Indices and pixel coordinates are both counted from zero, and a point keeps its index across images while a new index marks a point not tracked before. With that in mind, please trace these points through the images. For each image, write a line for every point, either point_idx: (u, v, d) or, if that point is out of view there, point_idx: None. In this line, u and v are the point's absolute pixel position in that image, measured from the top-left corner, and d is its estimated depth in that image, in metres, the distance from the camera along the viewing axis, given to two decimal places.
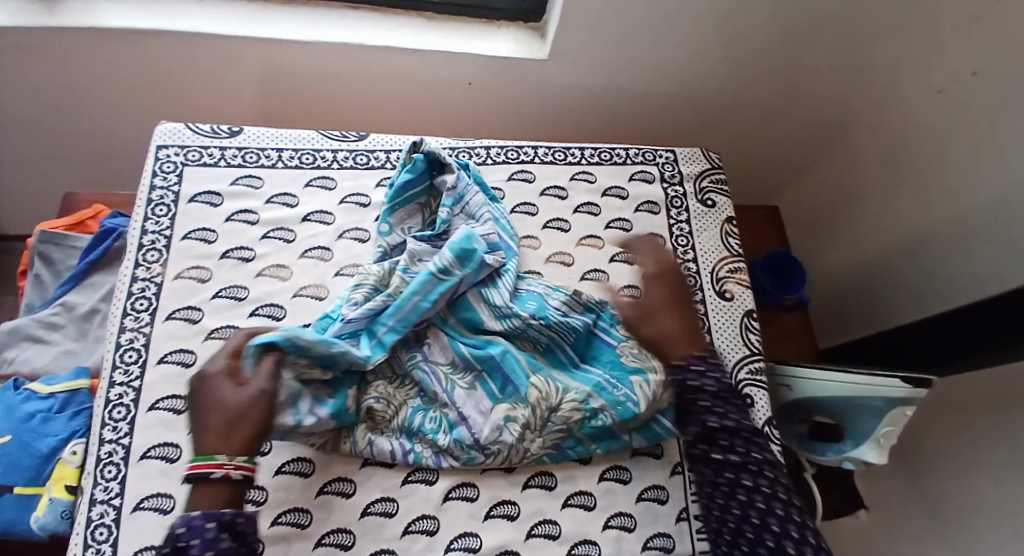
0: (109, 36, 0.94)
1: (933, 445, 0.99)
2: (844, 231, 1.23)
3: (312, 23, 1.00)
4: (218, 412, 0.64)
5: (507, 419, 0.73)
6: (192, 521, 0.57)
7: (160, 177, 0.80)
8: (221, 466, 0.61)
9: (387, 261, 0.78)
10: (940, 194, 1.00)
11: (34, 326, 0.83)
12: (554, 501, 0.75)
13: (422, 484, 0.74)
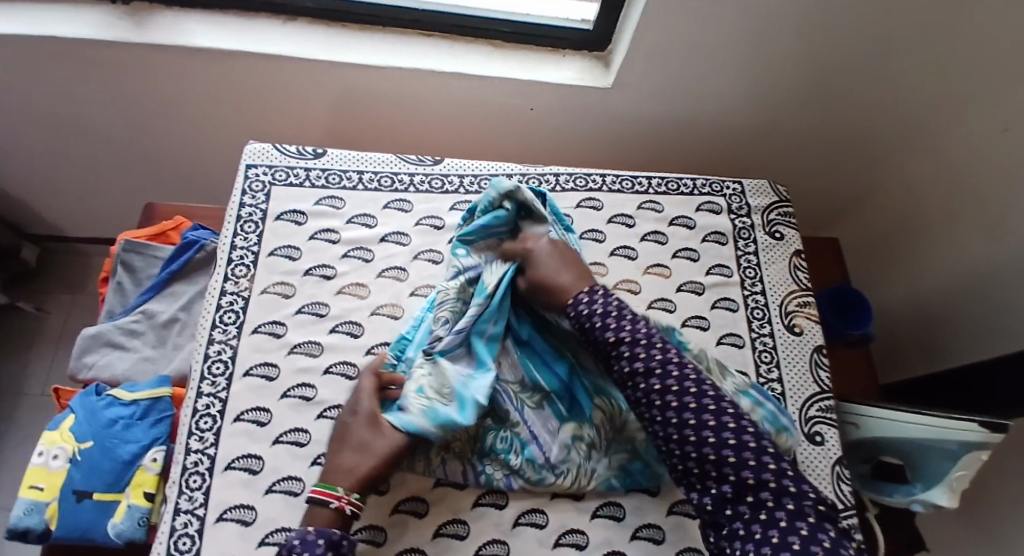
0: (192, 55, 0.97)
1: (1001, 492, 0.97)
2: (904, 268, 1.22)
3: (386, 46, 1.02)
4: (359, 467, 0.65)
5: (574, 439, 0.76)
6: (305, 536, 0.59)
7: (249, 195, 0.83)
8: (338, 496, 0.63)
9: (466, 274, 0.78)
10: (1010, 235, 0.98)
11: (115, 332, 0.85)
12: (622, 532, 0.75)
13: (492, 508, 0.74)
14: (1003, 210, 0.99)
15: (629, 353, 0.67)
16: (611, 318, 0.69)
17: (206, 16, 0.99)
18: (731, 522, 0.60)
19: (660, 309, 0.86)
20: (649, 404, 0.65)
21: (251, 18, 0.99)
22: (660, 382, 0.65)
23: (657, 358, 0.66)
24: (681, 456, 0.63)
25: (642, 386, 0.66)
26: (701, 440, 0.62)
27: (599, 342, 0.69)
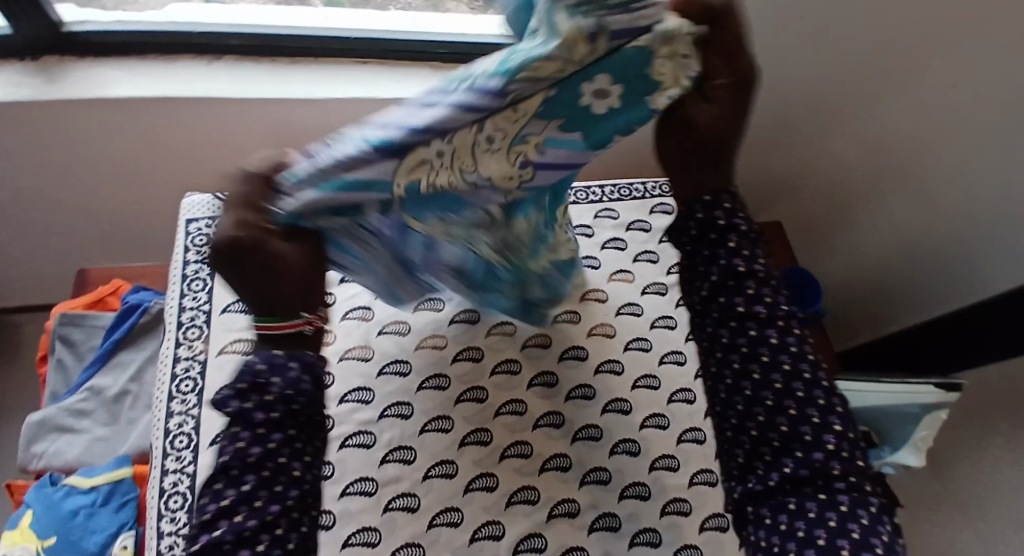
0: (115, 105, 0.91)
1: None
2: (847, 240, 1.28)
3: (323, 77, 0.99)
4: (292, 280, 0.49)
5: None
6: (272, 358, 0.48)
7: (193, 251, 0.80)
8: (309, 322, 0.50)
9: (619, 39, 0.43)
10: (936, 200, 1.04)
11: (62, 415, 0.79)
12: (621, 541, 0.76)
13: (490, 540, 0.73)
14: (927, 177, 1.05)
15: (756, 290, 0.54)
16: (748, 245, 0.55)
17: (127, 63, 0.94)
18: (785, 496, 0.53)
19: (628, 313, 0.91)
20: (751, 355, 0.54)
21: (176, 61, 0.95)
22: (779, 337, 0.54)
23: (782, 308, 0.55)
24: (761, 420, 0.53)
25: (747, 332, 0.54)
26: (802, 413, 0.52)
27: (720, 259, 0.55)
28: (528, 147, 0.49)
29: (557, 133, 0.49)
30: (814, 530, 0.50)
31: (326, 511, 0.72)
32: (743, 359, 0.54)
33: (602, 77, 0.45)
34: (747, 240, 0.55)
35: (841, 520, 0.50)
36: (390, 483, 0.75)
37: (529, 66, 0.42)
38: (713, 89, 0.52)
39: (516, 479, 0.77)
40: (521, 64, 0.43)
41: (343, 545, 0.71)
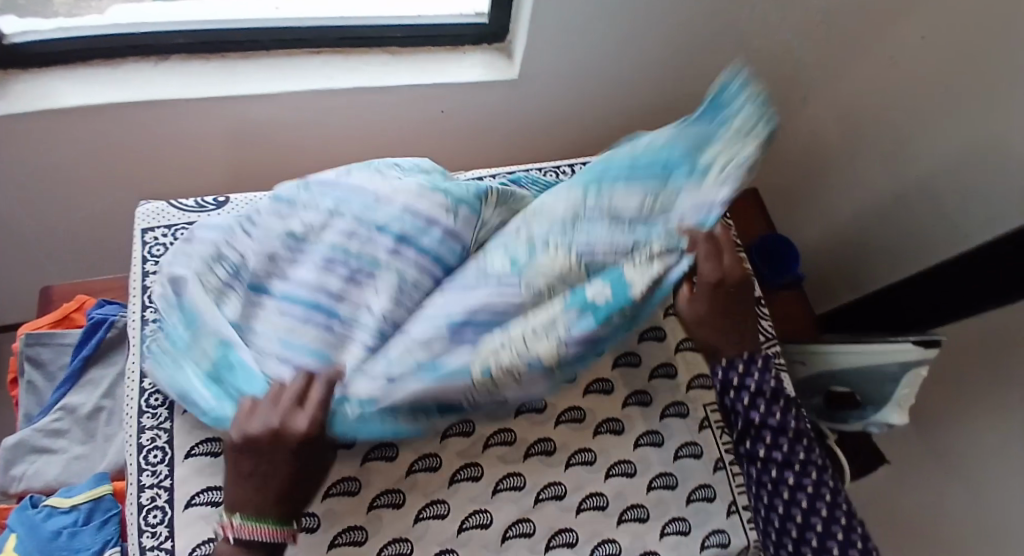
0: (66, 117, 0.89)
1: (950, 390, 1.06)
2: (829, 194, 1.30)
3: (275, 71, 0.97)
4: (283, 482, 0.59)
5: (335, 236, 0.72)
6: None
7: (151, 261, 0.81)
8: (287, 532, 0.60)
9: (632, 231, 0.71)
10: (922, 144, 1.06)
11: (37, 436, 0.78)
12: (609, 520, 0.76)
13: (479, 528, 0.73)
14: (913, 124, 1.07)
15: (772, 439, 0.76)
16: (765, 404, 0.77)
17: (75, 73, 0.91)
18: None
19: None
20: (775, 491, 0.74)
21: (124, 67, 0.93)
22: (794, 474, 0.75)
23: (798, 453, 0.75)
24: (789, 544, 0.73)
25: (770, 471, 0.75)
26: (823, 537, 0.71)
27: (744, 417, 0.77)
28: (560, 328, 0.64)
29: (574, 318, 0.64)
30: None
31: (310, 514, 0.71)
32: (772, 492, 0.75)
33: (601, 285, 0.65)
34: (761, 402, 0.77)
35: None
36: (373, 482, 0.73)
37: (535, 269, 0.67)
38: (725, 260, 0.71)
39: (501, 466, 0.77)
40: (529, 263, 0.68)
41: (330, 545, 0.70)
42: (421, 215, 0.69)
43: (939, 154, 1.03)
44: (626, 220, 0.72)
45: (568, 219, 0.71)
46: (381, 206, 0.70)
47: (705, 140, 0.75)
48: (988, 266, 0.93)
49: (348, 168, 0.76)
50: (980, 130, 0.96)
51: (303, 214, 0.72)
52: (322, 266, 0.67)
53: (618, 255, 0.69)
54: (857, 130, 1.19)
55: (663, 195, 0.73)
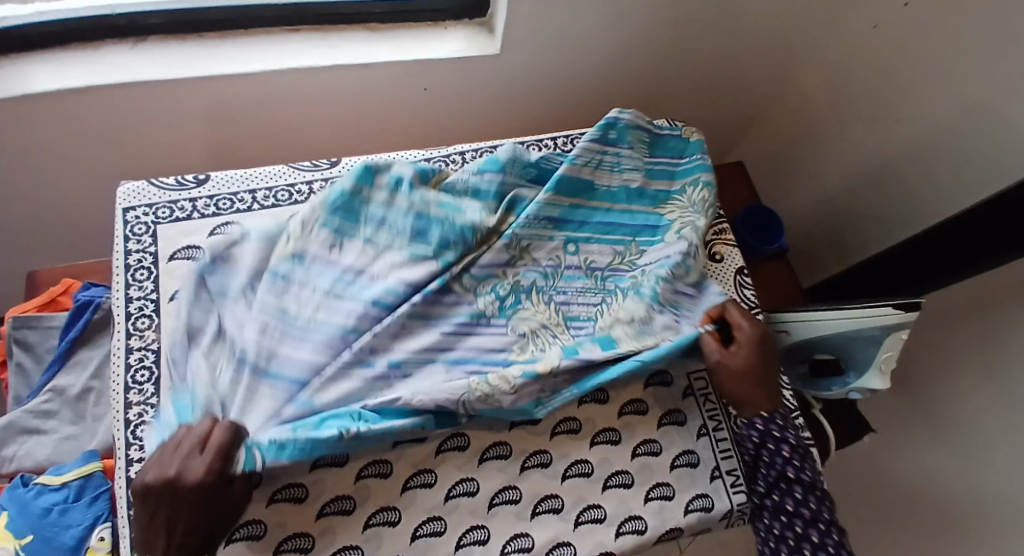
0: (46, 100, 0.89)
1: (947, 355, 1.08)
2: (819, 164, 1.30)
3: (257, 50, 0.96)
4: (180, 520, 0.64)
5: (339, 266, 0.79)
6: None
7: (133, 240, 0.82)
8: None
9: (610, 277, 0.86)
10: (911, 111, 1.06)
11: (27, 417, 0.79)
12: (594, 485, 0.78)
13: (465, 496, 0.74)
14: (901, 92, 1.07)
15: (801, 494, 0.72)
16: (797, 457, 0.74)
17: (54, 56, 0.91)
18: None
19: None
20: (798, 546, 0.70)
21: (101, 49, 0.93)
22: (817, 533, 0.70)
23: (824, 513, 0.71)
24: None
25: (794, 526, 0.71)
26: None
27: (776, 466, 0.74)
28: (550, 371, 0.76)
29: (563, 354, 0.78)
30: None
31: (298, 485, 0.72)
32: (793, 547, 0.70)
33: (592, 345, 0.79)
34: (796, 455, 0.74)
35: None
36: (361, 453, 0.74)
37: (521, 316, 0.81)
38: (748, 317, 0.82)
39: (488, 436, 0.78)
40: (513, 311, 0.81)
41: (319, 514, 0.71)
42: (411, 286, 0.78)
43: (927, 120, 1.04)
44: (599, 270, 0.87)
45: (551, 266, 0.85)
46: (373, 282, 0.78)
47: (663, 201, 0.92)
48: (974, 230, 0.93)
49: (336, 229, 0.81)
50: (968, 96, 0.96)
51: (294, 292, 0.76)
52: (326, 343, 0.74)
53: (591, 312, 0.84)
54: (845, 97, 1.19)
55: (632, 249, 0.88)
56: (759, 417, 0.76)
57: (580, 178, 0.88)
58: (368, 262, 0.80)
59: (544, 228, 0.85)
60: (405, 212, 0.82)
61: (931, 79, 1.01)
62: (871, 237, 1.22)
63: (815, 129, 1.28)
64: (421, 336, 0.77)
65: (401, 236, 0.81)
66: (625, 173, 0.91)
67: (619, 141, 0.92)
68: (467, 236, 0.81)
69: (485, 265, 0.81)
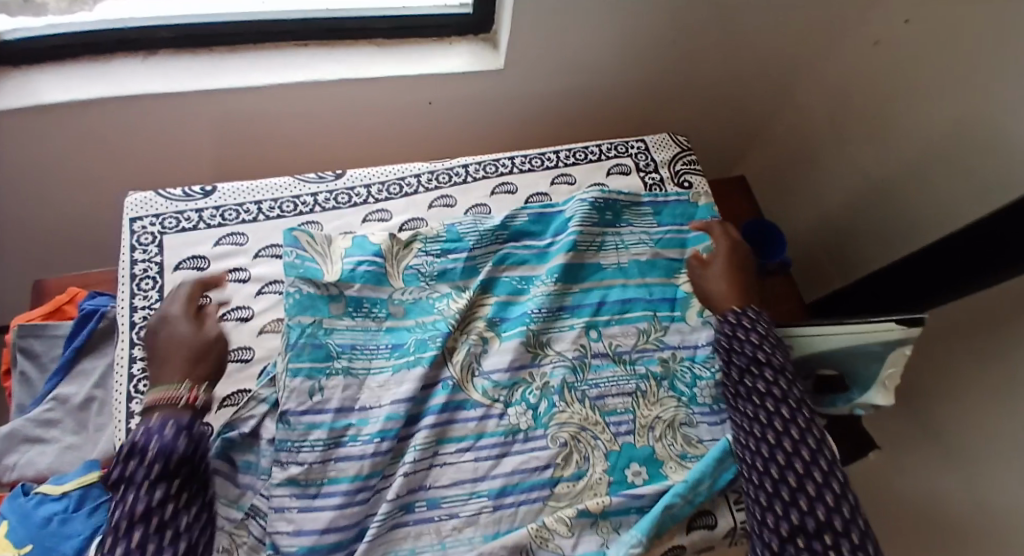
0: (57, 111, 0.91)
1: (953, 371, 1.07)
2: (822, 179, 1.30)
3: (264, 64, 0.97)
4: (182, 348, 0.68)
5: (318, 374, 0.75)
6: (149, 427, 0.60)
7: (139, 250, 0.83)
8: (183, 394, 0.63)
9: (637, 363, 0.86)
10: (914, 125, 1.07)
11: (29, 426, 0.79)
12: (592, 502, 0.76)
13: (456, 509, 0.73)
14: (904, 106, 1.08)
15: (771, 377, 0.73)
16: (768, 344, 0.75)
17: (66, 68, 0.93)
18: (789, 539, 0.65)
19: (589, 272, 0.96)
20: (767, 425, 0.70)
21: (111, 61, 0.94)
22: (789, 410, 0.71)
23: (796, 394, 0.71)
24: (773, 477, 0.67)
25: (766, 406, 0.71)
26: (806, 473, 0.66)
27: (749, 352, 0.75)
28: (606, 520, 0.74)
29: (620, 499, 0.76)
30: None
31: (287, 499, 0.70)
32: (764, 424, 0.70)
33: (635, 464, 0.78)
34: (766, 341, 0.75)
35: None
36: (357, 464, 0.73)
37: (555, 416, 0.80)
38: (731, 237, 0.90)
39: (489, 449, 0.77)
40: (550, 419, 0.80)
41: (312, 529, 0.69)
42: (405, 404, 0.76)
43: (930, 134, 1.04)
44: (626, 354, 0.86)
45: (577, 358, 0.84)
46: (371, 418, 0.75)
47: (679, 269, 0.94)
48: (978, 245, 0.93)
49: (309, 373, 0.75)
50: (967, 110, 0.97)
51: (300, 452, 0.71)
52: (347, 496, 0.70)
53: (627, 403, 0.82)
54: (847, 111, 1.19)
55: (654, 327, 0.89)
56: (731, 311, 0.80)
57: (580, 263, 0.91)
58: (355, 396, 0.76)
59: (557, 316, 0.87)
60: (376, 331, 0.82)
61: (932, 93, 1.02)
62: (874, 252, 1.22)
63: (819, 143, 1.28)
64: (456, 462, 0.76)
65: (381, 353, 0.80)
66: (624, 251, 0.94)
67: (617, 221, 0.95)
68: (443, 327, 0.82)
69: (506, 371, 0.81)
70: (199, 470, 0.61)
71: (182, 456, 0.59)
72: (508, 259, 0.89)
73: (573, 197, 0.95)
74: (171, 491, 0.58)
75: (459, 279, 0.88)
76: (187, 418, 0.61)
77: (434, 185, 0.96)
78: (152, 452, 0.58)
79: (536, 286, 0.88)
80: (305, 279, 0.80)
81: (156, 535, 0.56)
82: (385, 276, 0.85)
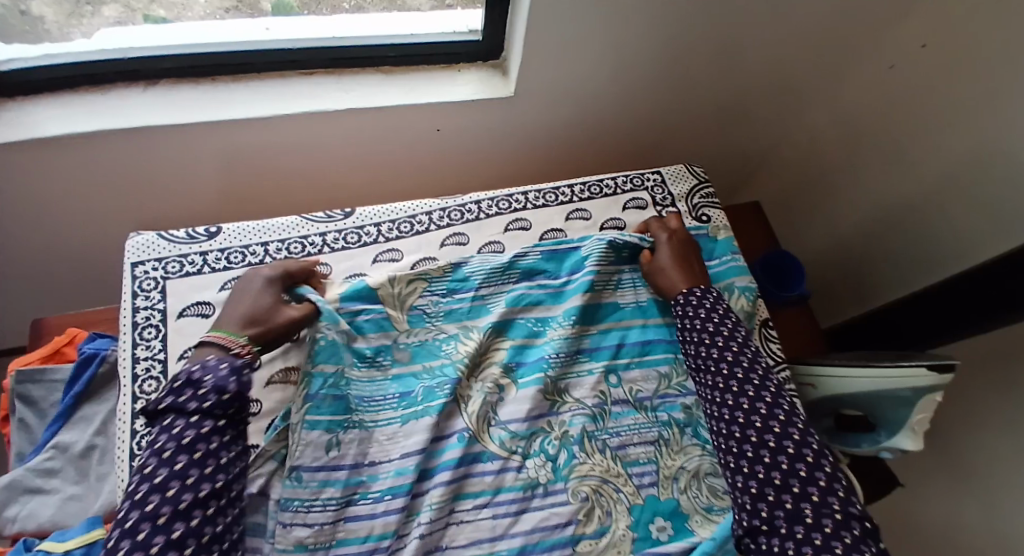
0: (54, 145, 0.88)
1: (975, 408, 1.04)
2: (837, 204, 1.28)
3: (269, 94, 0.95)
4: (248, 304, 0.75)
5: (332, 431, 0.74)
6: (206, 364, 0.67)
7: (141, 296, 0.80)
8: (238, 344, 0.71)
9: (657, 409, 0.85)
10: (933, 153, 1.04)
11: (29, 476, 0.76)
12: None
13: None
14: (922, 134, 1.05)
15: (729, 336, 0.82)
16: (723, 309, 0.86)
17: (63, 98, 0.90)
18: (768, 475, 0.72)
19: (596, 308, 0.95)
20: (730, 378, 0.79)
21: (110, 92, 0.91)
22: (747, 364, 0.80)
23: (750, 349, 0.82)
24: (743, 423, 0.76)
25: (727, 362, 0.80)
26: (770, 415, 0.75)
27: (709, 315, 0.84)
28: None
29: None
30: (802, 543, 0.67)
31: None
32: (728, 377, 0.79)
33: (660, 518, 0.77)
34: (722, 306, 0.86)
35: (816, 516, 0.68)
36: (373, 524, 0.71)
37: (577, 468, 0.78)
38: (671, 227, 0.94)
39: (508, 507, 0.75)
40: (572, 473, 0.78)
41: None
42: (419, 461, 0.75)
43: (950, 164, 1.01)
44: (647, 399, 0.85)
45: (597, 406, 0.83)
46: (381, 473, 0.74)
47: None
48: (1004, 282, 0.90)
49: (328, 426, 0.74)
50: (990, 141, 0.94)
51: (312, 511, 0.70)
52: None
53: (649, 453, 0.81)
54: (862, 138, 1.17)
55: (677, 370, 0.87)
56: (682, 294, 0.87)
57: (597, 303, 0.90)
58: (366, 450, 0.75)
59: (574, 359, 0.85)
60: (382, 380, 0.80)
61: (953, 122, 0.99)
62: (891, 280, 1.20)
63: (830, 169, 1.26)
64: (472, 520, 0.74)
65: (389, 403, 0.79)
66: (642, 288, 0.93)
67: (632, 260, 0.94)
68: (452, 374, 0.80)
69: (524, 421, 0.80)
70: (243, 413, 0.68)
71: (234, 394, 0.66)
72: (520, 299, 0.87)
73: (588, 235, 0.93)
74: (218, 424, 0.65)
75: (466, 320, 0.86)
76: (238, 363, 0.69)
77: (446, 223, 0.93)
78: (209, 385, 0.66)
79: (552, 329, 0.86)
80: (331, 323, 0.78)
81: (198, 463, 0.63)
82: (390, 321, 0.83)
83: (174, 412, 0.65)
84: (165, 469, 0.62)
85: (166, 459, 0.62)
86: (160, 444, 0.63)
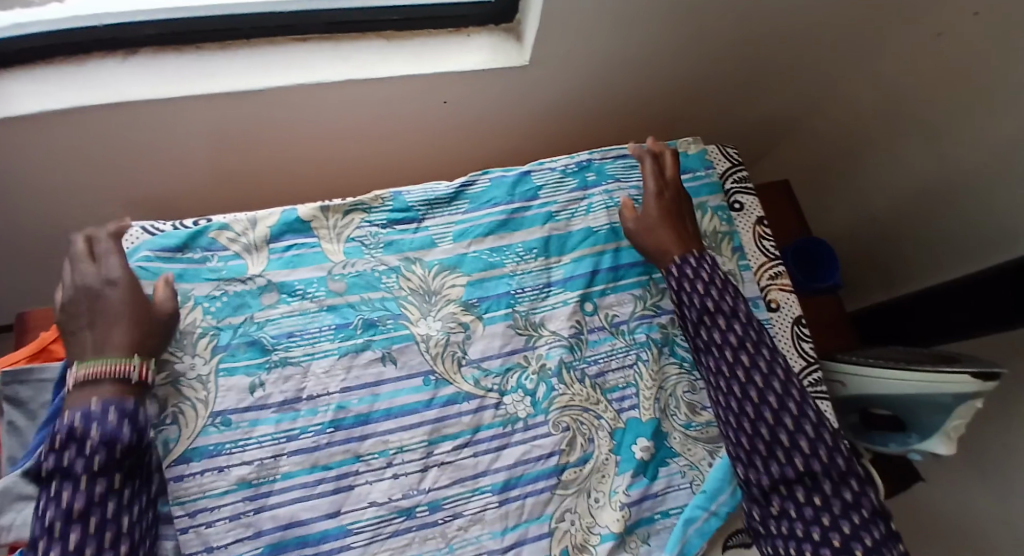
0: (30, 123, 0.80)
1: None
2: (868, 178, 1.20)
3: (260, 64, 0.86)
4: (120, 325, 0.67)
5: (253, 369, 0.74)
6: (88, 413, 0.62)
7: None
8: (134, 367, 0.66)
9: (630, 329, 0.87)
10: (984, 128, 0.96)
11: (22, 482, 0.68)
12: (608, 510, 0.77)
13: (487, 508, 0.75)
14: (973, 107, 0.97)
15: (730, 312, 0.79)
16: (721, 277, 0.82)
17: (35, 70, 0.82)
18: (774, 455, 0.73)
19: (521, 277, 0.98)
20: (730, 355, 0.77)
21: (88, 63, 0.83)
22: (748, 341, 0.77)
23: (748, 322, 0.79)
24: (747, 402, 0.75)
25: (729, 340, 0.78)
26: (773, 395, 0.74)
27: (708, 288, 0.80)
28: (620, 494, 0.78)
29: (631, 481, 0.79)
30: (809, 525, 0.71)
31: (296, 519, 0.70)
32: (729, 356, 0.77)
33: (642, 440, 0.80)
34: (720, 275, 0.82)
35: (823, 498, 0.71)
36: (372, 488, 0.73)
37: (554, 399, 0.80)
38: (659, 176, 0.89)
39: (492, 453, 0.77)
40: (547, 404, 0.80)
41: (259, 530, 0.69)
42: (390, 403, 0.76)
43: (1002, 141, 0.94)
44: (623, 323, 0.87)
45: (574, 336, 0.84)
46: (321, 406, 0.74)
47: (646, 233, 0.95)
48: None
49: (246, 370, 0.74)
50: None
51: (247, 450, 0.71)
52: (305, 489, 0.71)
53: (627, 377, 0.84)
54: (903, 111, 1.08)
55: (651, 292, 0.89)
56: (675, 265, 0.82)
57: (564, 232, 0.90)
58: (301, 385, 0.75)
59: (545, 295, 0.86)
60: (316, 312, 0.78)
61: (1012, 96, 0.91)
62: (925, 262, 1.14)
63: (860, 143, 1.18)
64: (454, 460, 0.76)
65: (325, 336, 0.78)
66: (614, 210, 0.93)
67: (600, 180, 0.95)
68: (391, 307, 0.80)
69: (498, 357, 0.81)
70: (140, 463, 0.65)
71: (125, 446, 0.63)
72: (468, 233, 0.87)
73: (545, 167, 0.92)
74: (113, 485, 0.62)
75: (409, 250, 0.84)
76: (130, 405, 0.64)
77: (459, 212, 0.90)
78: (94, 442, 0.61)
79: (507, 261, 0.87)
80: (228, 280, 0.77)
81: (96, 533, 0.60)
82: (324, 253, 0.82)
83: (60, 478, 0.61)
84: (59, 544, 0.59)
85: (57, 533, 0.59)
86: (46, 517, 0.59)
